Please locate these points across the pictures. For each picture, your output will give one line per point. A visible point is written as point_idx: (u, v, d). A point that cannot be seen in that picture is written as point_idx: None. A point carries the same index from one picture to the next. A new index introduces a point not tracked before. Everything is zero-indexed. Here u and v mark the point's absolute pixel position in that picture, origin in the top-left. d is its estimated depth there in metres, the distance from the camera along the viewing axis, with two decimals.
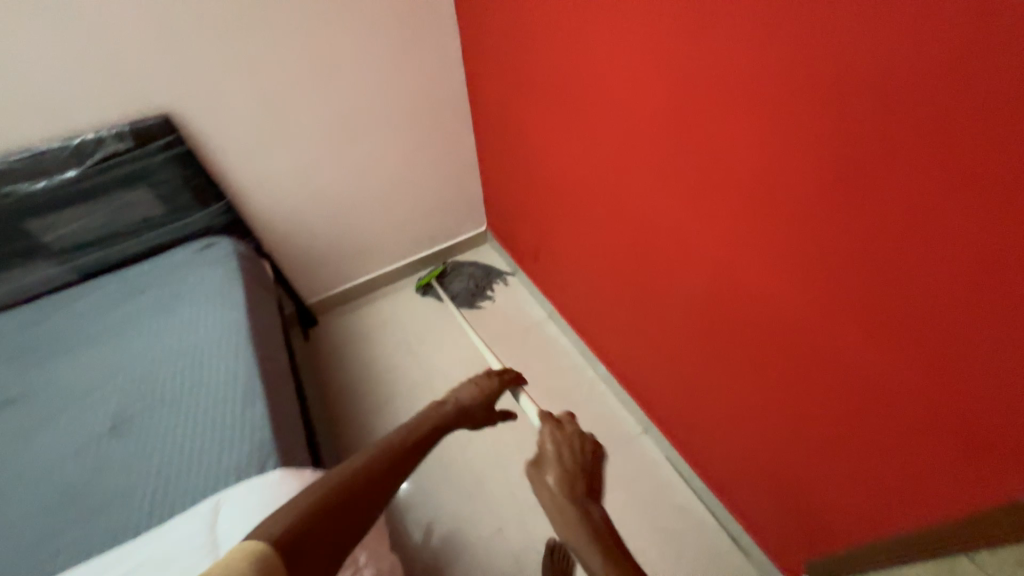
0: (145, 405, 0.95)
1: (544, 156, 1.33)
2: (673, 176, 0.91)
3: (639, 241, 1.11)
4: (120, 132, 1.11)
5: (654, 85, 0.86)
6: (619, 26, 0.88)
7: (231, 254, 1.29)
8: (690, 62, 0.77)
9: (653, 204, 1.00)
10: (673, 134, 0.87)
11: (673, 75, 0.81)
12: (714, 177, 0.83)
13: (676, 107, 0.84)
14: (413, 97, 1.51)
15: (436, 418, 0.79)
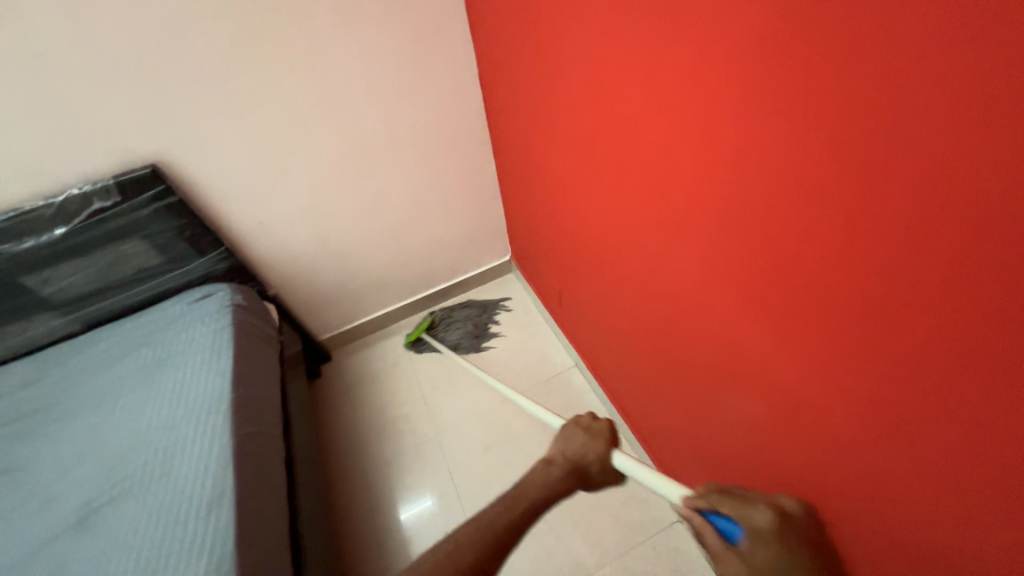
0: (114, 494, 0.88)
1: (568, 199, 1.13)
2: (713, 265, 0.69)
3: (672, 322, 0.90)
4: (104, 187, 1.04)
5: (689, 150, 0.64)
6: (644, 70, 0.67)
7: (225, 306, 1.20)
8: (735, 130, 0.55)
9: (689, 288, 0.79)
10: (713, 214, 0.65)
11: (713, 143, 0.59)
12: (764, 282, 0.60)
13: (715, 184, 0.62)
14: (423, 127, 1.36)
15: (540, 486, 0.65)
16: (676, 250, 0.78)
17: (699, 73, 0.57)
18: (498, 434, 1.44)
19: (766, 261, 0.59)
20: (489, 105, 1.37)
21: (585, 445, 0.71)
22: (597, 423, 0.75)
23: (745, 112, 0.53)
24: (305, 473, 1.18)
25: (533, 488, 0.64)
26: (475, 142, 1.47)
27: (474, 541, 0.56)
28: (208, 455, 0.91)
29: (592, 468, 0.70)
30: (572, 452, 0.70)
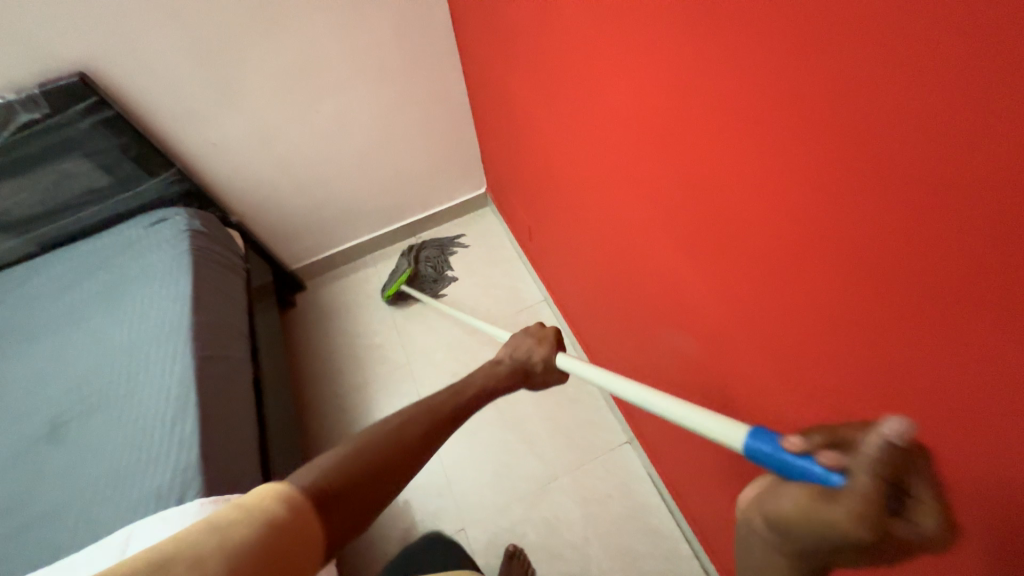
0: (81, 409, 0.92)
1: (536, 128, 1.08)
2: (669, 197, 0.68)
3: (627, 257, 0.90)
4: (30, 97, 0.96)
5: (656, 68, 0.60)
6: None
7: (181, 231, 1.17)
8: (702, 42, 0.50)
9: (645, 222, 0.78)
10: (673, 143, 0.62)
11: (680, 60, 0.55)
12: (716, 218, 0.59)
13: (678, 107, 0.58)
14: (386, 42, 1.26)
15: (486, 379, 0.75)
16: (635, 182, 0.76)
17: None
18: (466, 362, 1.50)
19: (716, 195, 0.57)
20: (458, 17, 1.25)
21: (531, 349, 0.85)
22: (543, 331, 0.88)
23: (714, 23, 0.48)
24: (272, 394, 1.23)
25: (479, 380, 0.75)
26: (442, 59, 1.36)
27: (420, 417, 0.62)
28: (170, 376, 0.94)
29: (534, 366, 0.84)
30: (521, 355, 0.84)
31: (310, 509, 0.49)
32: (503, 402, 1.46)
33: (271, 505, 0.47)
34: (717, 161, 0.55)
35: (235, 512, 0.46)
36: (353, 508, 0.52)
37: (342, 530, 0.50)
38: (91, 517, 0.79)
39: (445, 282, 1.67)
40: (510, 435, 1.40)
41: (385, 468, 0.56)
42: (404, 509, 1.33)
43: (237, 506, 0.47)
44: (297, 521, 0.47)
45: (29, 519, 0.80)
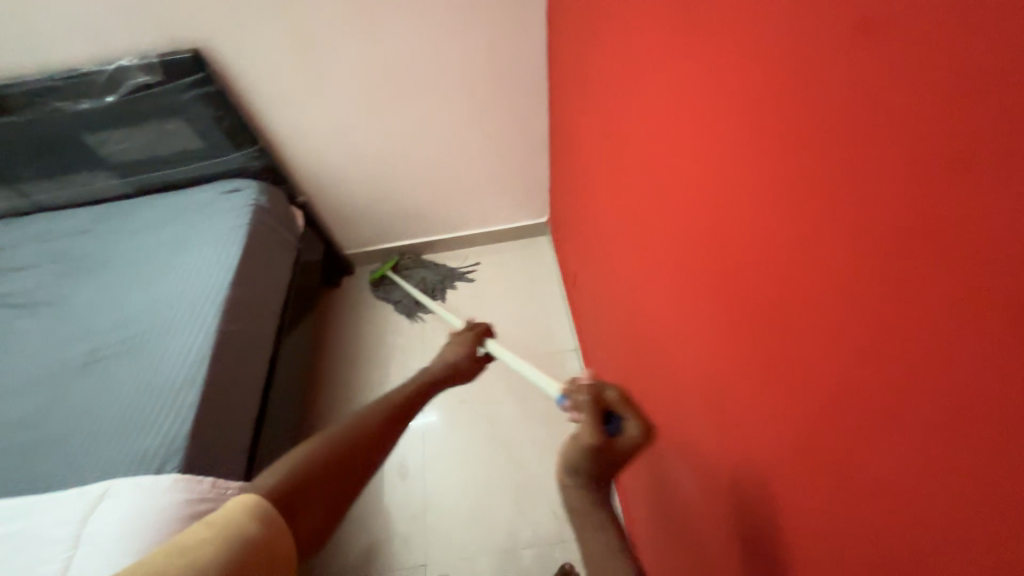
0: (114, 350, 0.99)
1: (600, 182, 1.00)
2: (712, 319, 0.57)
3: (657, 352, 0.80)
4: (149, 64, 1.07)
5: (730, 172, 0.49)
6: (707, 44, 0.50)
7: (246, 204, 1.25)
8: (791, 167, 0.39)
9: (680, 329, 0.67)
10: (730, 264, 0.51)
11: (762, 175, 0.44)
12: (760, 372, 0.47)
13: (748, 228, 0.47)
14: (477, 62, 1.25)
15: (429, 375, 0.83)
16: (681, 283, 0.65)
17: (769, 69, 0.41)
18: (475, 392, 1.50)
19: (768, 347, 0.46)
20: (552, 48, 1.20)
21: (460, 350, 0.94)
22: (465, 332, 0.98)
23: (812, 149, 0.37)
24: (287, 374, 1.27)
25: (422, 377, 0.82)
26: (528, 87, 1.33)
27: (374, 413, 0.69)
28: (191, 343, 0.99)
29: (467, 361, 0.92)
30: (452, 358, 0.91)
31: (272, 511, 0.54)
32: (502, 444, 1.39)
33: (240, 525, 0.52)
34: (780, 311, 0.43)
35: (206, 533, 0.50)
36: (319, 499, 0.59)
37: (310, 526, 0.57)
38: (87, 456, 0.85)
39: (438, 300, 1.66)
40: (499, 481, 1.33)
41: (344, 463, 0.62)
42: (376, 521, 1.30)
43: (204, 524, 0.51)
44: (261, 523, 0.53)
45: (39, 439, 0.88)
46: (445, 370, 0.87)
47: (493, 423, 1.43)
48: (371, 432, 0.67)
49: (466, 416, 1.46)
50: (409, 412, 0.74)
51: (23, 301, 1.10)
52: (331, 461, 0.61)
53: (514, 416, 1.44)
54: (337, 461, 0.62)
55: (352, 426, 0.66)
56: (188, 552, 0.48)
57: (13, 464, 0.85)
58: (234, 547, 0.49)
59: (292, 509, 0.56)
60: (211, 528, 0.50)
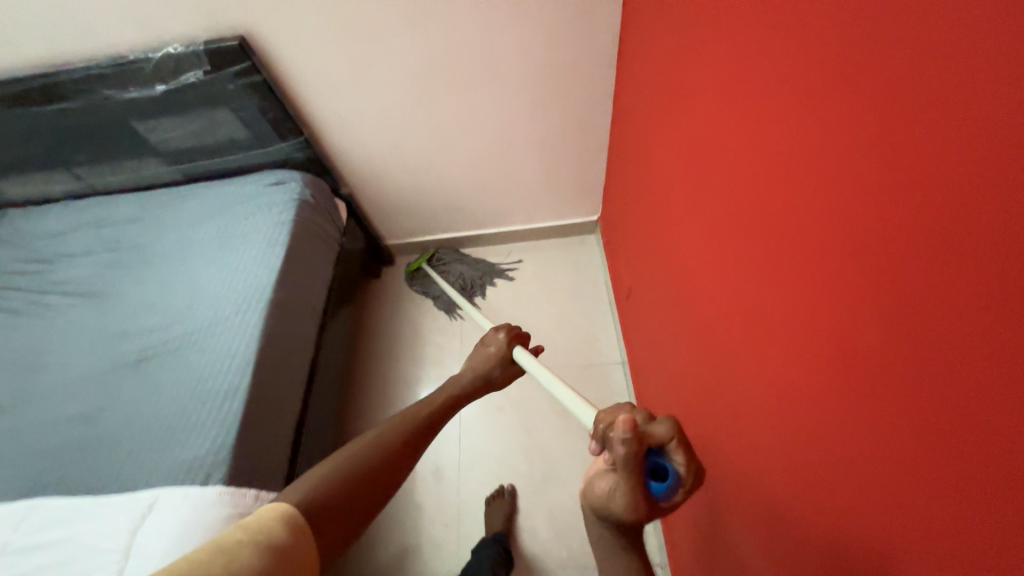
0: (163, 350, 1.00)
1: (673, 198, 0.89)
2: (828, 410, 0.47)
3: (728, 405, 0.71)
4: (195, 52, 1.03)
5: (881, 250, 0.38)
6: (864, 75, 0.39)
7: (290, 199, 1.21)
8: (989, 280, 0.29)
9: (771, 399, 0.58)
10: (869, 361, 0.41)
11: (942, 273, 0.33)
12: (904, 508, 0.38)
13: (906, 329, 0.36)
14: (536, 51, 1.13)
15: (454, 388, 0.72)
16: (780, 350, 0.55)
17: (973, 135, 0.30)
18: (514, 399, 1.45)
19: (920, 483, 0.36)
20: (626, 35, 1.07)
21: (489, 359, 0.80)
22: (495, 337, 0.83)
23: None
24: (327, 372, 1.25)
25: (448, 389, 0.71)
26: (592, 77, 1.20)
27: (396, 431, 0.61)
28: (234, 347, 0.98)
29: (497, 371, 0.79)
30: (482, 368, 0.78)
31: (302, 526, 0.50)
32: (539, 457, 1.35)
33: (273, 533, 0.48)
34: (951, 452, 0.33)
35: (244, 537, 0.46)
36: (340, 523, 0.53)
37: (331, 547, 0.52)
38: (138, 459, 0.86)
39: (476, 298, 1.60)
40: (534, 495, 1.29)
41: (366, 484, 0.56)
42: (409, 524, 1.30)
43: (240, 526, 0.47)
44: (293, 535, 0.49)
45: (94, 437, 0.90)
46: (475, 381, 0.75)
47: (531, 433, 1.39)
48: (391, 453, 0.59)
49: (504, 423, 1.42)
50: (430, 432, 0.65)
51: (80, 291, 1.12)
52: (356, 483, 0.55)
53: (553, 428, 1.39)
54: (357, 485, 0.55)
55: (378, 447, 0.59)
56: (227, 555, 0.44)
57: (70, 459, 0.88)
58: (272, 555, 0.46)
59: (320, 520, 0.52)
60: (248, 531, 0.47)
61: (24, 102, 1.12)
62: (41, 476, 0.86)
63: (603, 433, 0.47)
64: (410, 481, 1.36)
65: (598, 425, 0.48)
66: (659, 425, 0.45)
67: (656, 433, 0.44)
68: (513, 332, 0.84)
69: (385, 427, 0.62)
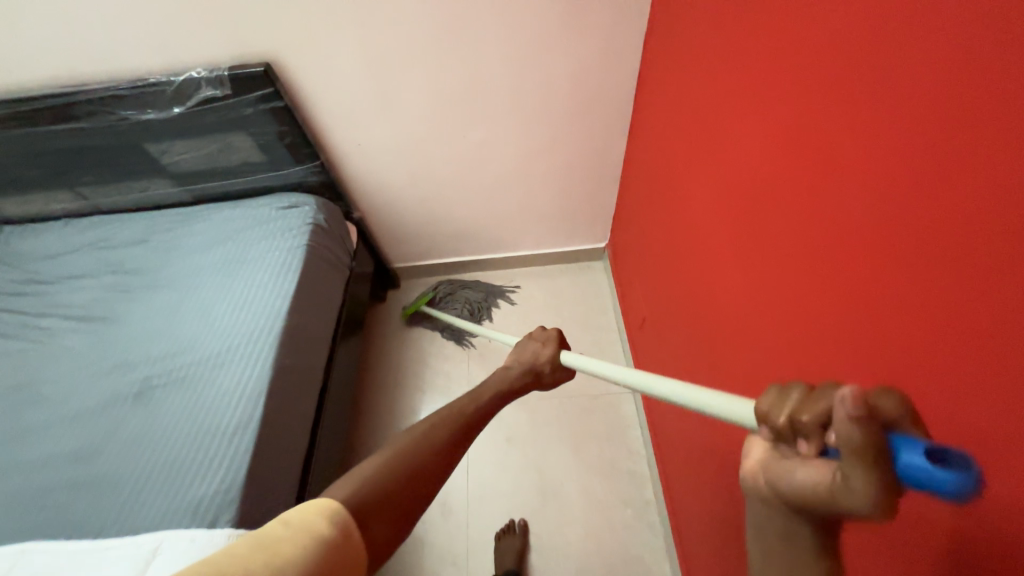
0: (170, 380, 0.95)
1: (697, 235, 0.90)
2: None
3: None
4: (218, 77, 1.03)
5: (947, 306, 0.39)
6: (925, 137, 0.40)
7: (305, 224, 1.19)
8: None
9: None
10: (924, 418, 0.40)
11: (1004, 334, 0.34)
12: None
13: (980, 388, 0.36)
14: (554, 86, 1.17)
15: (502, 380, 0.68)
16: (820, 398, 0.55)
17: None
18: (524, 429, 1.43)
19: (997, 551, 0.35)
20: (646, 74, 1.11)
21: (535, 352, 0.76)
22: (546, 334, 0.80)
23: None
24: (333, 401, 1.20)
25: (496, 381, 0.67)
26: (608, 113, 1.24)
27: (447, 422, 0.56)
28: (245, 377, 0.94)
29: (544, 368, 0.74)
30: (527, 360, 0.75)
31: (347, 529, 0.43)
32: (548, 489, 1.31)
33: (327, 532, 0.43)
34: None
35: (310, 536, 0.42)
36: (392, 513, 0.47)
37: (380, 540, 0.45)
38: (138, 499, 0.81)
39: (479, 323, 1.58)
40: (544, 531, 1.25)
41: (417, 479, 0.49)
42: (412, 563, 1.24)
43: (282, 522, 0.42)
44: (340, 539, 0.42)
45: (93, 477, 0.84)
46: (524, 375, 0.72)
47: (541, 465, 1.36)
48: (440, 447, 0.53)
49: (513, 455, 1.38)
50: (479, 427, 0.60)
51: (77, 317, 1.07)
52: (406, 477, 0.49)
53: (564, 461, 1.36)
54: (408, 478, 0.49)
55: (431, 433, 0.54)
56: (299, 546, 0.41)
57: (64, 500, 0.82)
58: (325, 560, 0.41)
59: (367, 516, 0.45)
60: (291, 527, 0.42)
61: (34, 121, 1.09)
62: (32, 519, 0.81)
63: (787, 416, 0.29)
64: (415, 517, 1.31)
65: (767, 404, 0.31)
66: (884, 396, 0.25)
67: (885, 409, 0.25)
68: (553, 337, 0.79)
69: (436, 417, 0.57)
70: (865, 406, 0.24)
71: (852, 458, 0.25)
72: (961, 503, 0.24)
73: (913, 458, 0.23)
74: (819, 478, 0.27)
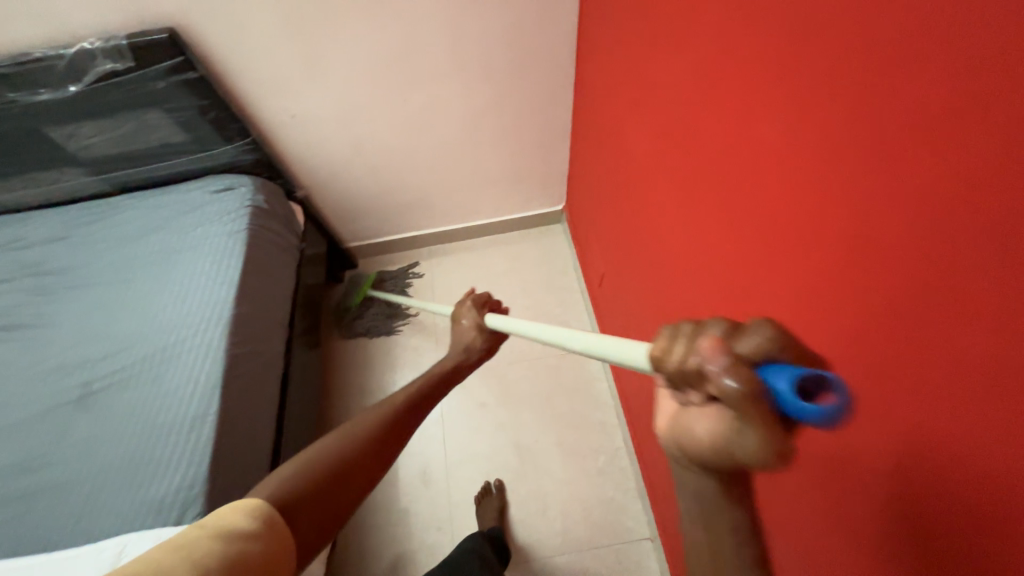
0: (114, 380, 0.90)
1: (646, 186, 0.90)
2: None
3: None
4: (117, 47, 0.93)
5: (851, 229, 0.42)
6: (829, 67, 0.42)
7: (243, 206, 1.12)
8: (975, 245, 0.31)
9: None
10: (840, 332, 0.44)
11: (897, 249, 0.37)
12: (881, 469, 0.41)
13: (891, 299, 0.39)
14: (493, 41, 1.12)
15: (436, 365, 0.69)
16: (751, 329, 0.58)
17: (961, 110, 0.31)
18: (496, 394, 1.45)
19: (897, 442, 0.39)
20: (584, 22, 1.07)
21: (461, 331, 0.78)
22: (463, 305, 0.82)
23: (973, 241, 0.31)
24: (297, 388, 1.17)
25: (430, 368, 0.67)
26: (552, 67, 1.20)
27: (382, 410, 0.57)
28: (195, 371, 0.90)
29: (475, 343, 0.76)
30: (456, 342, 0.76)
31: (275, 517, 0.45)
32: (524, 448, 1.36)
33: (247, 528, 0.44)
34: (942, 417, 0.35)
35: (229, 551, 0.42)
36: (324, 506, 0.48)
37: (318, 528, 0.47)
38: (97, 504, 0.78)
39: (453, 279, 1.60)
40: (523, 487, 1.30)
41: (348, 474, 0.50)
42: (399, 533, 1.27)
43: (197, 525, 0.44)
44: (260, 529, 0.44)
45: (42, 487, 0.80)
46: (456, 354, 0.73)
47: (516, 426, 1.40)
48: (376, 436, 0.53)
49: (488, 419, 1.41)
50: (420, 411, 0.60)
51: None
52: (337, 472, 0.49)
53: (536, 420, 1.40)
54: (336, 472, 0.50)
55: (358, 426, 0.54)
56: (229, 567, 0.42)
57: (14, 513, 0.78)
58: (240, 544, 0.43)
59: (296, 507, 0.47)
60: (205, 526, 0.44)
61: None
62: None
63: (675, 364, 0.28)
64: (396, 490, 1.33)
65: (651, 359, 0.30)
66: (753, 329, 0.25)
67: (752, 344, 0.25)
68: (473, 305, 0.81)
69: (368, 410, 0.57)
70: (726, 348, 0.25)
71: (734, 401, 0.24)
72: (832, 425, 0.24)
73: (785, 387, 0.23)
74: (716, 430, 0.26)
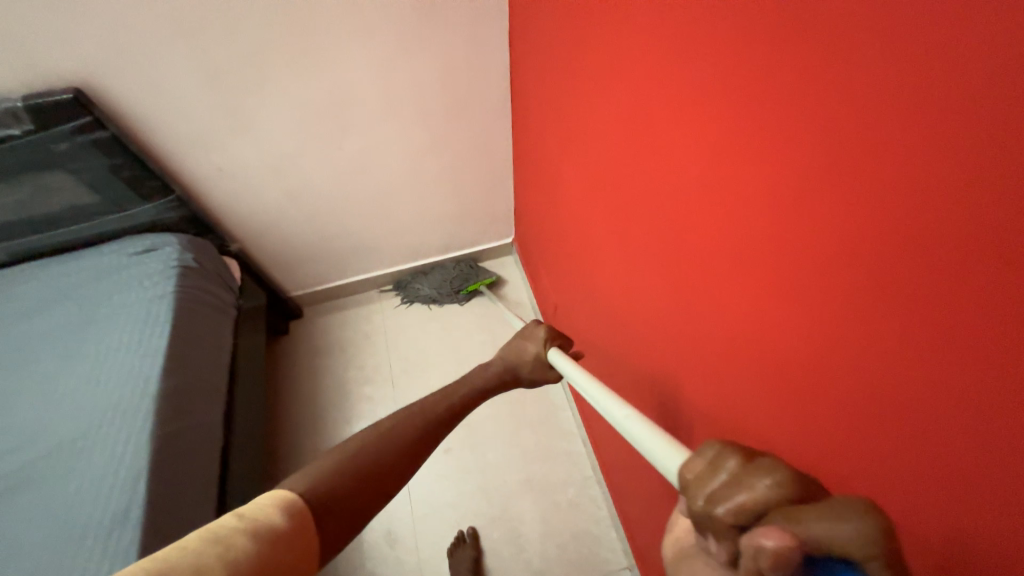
0: (11, 482, 0.77)
1: (589, 223, 0.95)
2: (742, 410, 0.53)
3: (659, 412, 0.76)
4: (12, 109, 0.86)
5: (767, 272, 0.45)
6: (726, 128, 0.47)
7: (169, 267, 1.04)
8: (892, 281, 0.34)
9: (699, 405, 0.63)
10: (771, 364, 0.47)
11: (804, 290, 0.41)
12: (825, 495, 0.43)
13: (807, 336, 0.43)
14: (428, 89, 1.15)
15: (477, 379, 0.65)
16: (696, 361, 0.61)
17: (861, 163, 0.35)
18: (461, 437, 1.41)
19: (850, 467, 0.40)
20: (516, 71, 1.14)
21: (522, 349, 0.72)
22: (534, 329, 0.74)
23: None
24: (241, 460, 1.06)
25: (469, 381, 0.64)
26: (489, 112, 1.25)
27: (415, 418, 0.54)
28: (113, 461, 0.79)
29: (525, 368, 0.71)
30: (509, 357, 0.71)
31: (301, 524, 0.42)
32: (494, 489, 1.32)
33: (282, 525, 0.41)
34: (880, 444, 0.37)
35: (239, 525, 0.40)
36: (349, 511, 0.44)
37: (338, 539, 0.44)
38: None
39: (476, 296, 1.60)
40: (496, 531, 1.26)
41: (376, 479, 0.47)
42: None
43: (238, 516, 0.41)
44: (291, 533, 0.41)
45: None
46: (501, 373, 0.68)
47: (484, 467, 1.36)
48: (399, 448, 0.50)
49: (454, 464, 1.37)
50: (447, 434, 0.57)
51: None
52: (365, 479, 0.46)
53: (505, 458, 1.37)
54: (360, 477, 0.46)
55: (390, 432, 0.51)
56: (221, 545, 0.38)
57: None
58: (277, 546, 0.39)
59: (325, 510, 0.43)
60: (245, 519, 0.40)
61: None
62: None
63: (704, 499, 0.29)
64: (361, 557, 1.23)
65: (688, 477, 0.32)
66: (836, 510, 0.23)
67: (827, 533, 0.23)
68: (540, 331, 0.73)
69: (404, 412, 0.54)
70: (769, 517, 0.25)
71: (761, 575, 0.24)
72: None
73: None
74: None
